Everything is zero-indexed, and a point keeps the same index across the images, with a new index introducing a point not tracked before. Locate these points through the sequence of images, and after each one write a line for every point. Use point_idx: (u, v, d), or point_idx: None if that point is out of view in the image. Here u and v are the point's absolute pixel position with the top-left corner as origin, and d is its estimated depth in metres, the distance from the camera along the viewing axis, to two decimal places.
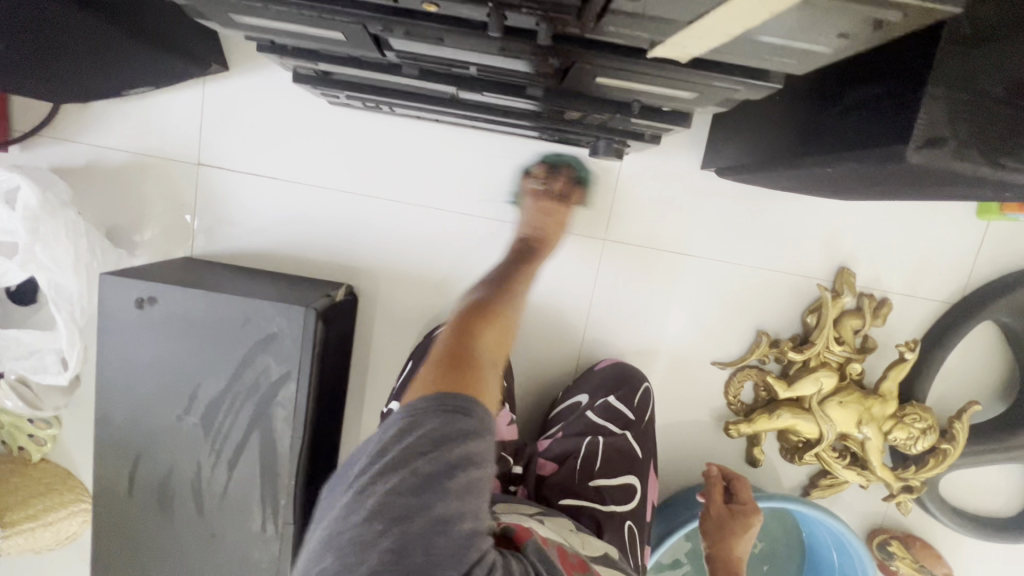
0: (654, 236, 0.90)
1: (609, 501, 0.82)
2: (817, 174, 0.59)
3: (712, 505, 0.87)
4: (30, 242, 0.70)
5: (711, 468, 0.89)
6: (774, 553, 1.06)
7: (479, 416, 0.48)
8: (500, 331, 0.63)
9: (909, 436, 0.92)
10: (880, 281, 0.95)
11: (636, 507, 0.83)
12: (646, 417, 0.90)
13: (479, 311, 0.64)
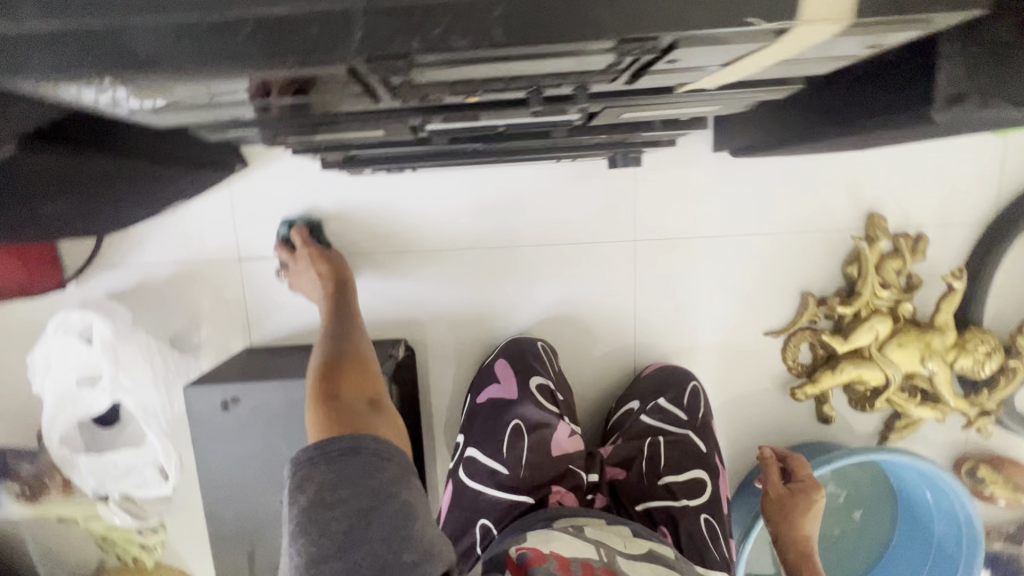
0: (681, 226, 0.92)
1: (686, 497, 0.83)
2: (839, 142, 0.61)
3: (773, 487, 0.89)
4: (114, 371, 0.76)
5: (768, 450, 0.93)
6: (858, 502, 1.07)
7: (374, 451, 0.49)
8: (363, 377, 0.62)
9: (976, 362, 0.93)
10: (911, 218, 0.95)
11: (710, 499, 0.84)
12: (699, 414, 0.93)
13: (346, 359, 0.64)
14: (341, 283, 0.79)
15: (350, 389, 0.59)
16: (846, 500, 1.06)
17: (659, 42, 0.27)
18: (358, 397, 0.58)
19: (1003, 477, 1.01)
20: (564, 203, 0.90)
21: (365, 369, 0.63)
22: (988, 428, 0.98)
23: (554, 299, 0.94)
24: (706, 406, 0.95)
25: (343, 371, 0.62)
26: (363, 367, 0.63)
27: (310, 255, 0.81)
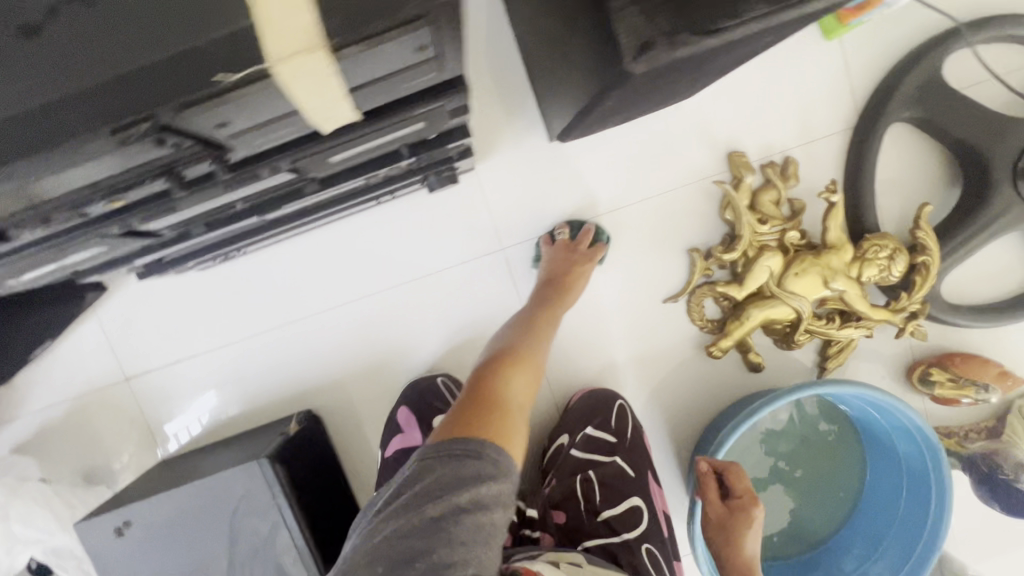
0: (546, 222, 0.91)
1: (624, 533, 0.77)
2: (611, 108, 0.60)
3: (711, 507, 0.85)
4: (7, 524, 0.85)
5: (703, 464, 0.86)
6: (828, 444, 1.02)
7: (495, 458, 0.51)
8: (533, 365, 0.66)
9: (881, 269, 0.89)
10: (775, 145, 0.93)
11: (649, 528, 0.78)
12: (630, 432, 0.83)
13: (522, 354, 0.67)
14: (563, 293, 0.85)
15: (520, 379, 0.62)
16: (812, 445, 1.03)
17: (151, 122, 0.27)
18: (525, 388, 0.62)
19: (955, 376, 0.94)
20: (421, 234, 0.89)
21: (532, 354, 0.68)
22: (919, 330, 0.93)
23: (445, 328, 0.92)
24: (636, 420, 0.84)
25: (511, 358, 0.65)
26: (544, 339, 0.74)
27: (586, 254, 0.88)
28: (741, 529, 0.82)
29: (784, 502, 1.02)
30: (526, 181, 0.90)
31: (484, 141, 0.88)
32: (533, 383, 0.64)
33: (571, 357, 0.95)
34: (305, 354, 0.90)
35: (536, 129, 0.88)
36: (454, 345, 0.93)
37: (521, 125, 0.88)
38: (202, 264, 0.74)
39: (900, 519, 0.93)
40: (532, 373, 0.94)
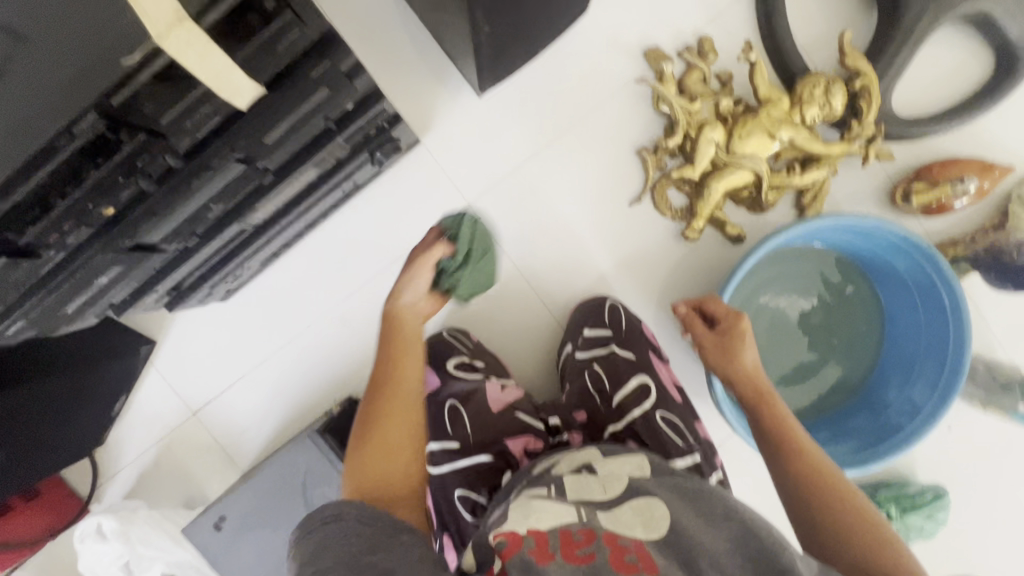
0: (499, 168, 0.99)
1: (640, 409, 0.78)
2: (494, 32, 0.68)
3: (706, 344, 0.73)
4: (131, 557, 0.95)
5: (681, 308, 0.78)
6: (847, 295, 1.01)
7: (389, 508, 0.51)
8: (377, 474, 0.54)
9: (822, 105, 0.92)
10: (686, 29, 0.97)
11: (661, 398, 0.80)
12: (624, 324, 0.89)
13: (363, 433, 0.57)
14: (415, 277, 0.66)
15: (367, 449, 0.56)
16: (832, 301, 1.01)
17: (83, 120, 0.41)
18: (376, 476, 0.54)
19: (932, 183, 0.95)
20: (394, 213, 0.99)
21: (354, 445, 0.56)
22: (883, 151, 0.95)
23: (442, 290, 1.01)
24: (631, 316, 0.90)
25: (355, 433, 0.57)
26: (370, 421, 0.57)
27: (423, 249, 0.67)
28: (742, 354, 0.70)
29: (815, 366, 1.01)
30: (469, 140, 0.98)
31: (421, 117, 0.97)
32: (396, 448, 0.56)
33: (560, 282, 1.00)
34: (330, 350, 1.01)
35: (463, 92, 0.97)
36: (452, 303, 1.01)
37: (449, 92, 0.97)
38: (217, 288, 0.87)
39: (923, 343, 0.94)
40: (529, 308, 1.01)
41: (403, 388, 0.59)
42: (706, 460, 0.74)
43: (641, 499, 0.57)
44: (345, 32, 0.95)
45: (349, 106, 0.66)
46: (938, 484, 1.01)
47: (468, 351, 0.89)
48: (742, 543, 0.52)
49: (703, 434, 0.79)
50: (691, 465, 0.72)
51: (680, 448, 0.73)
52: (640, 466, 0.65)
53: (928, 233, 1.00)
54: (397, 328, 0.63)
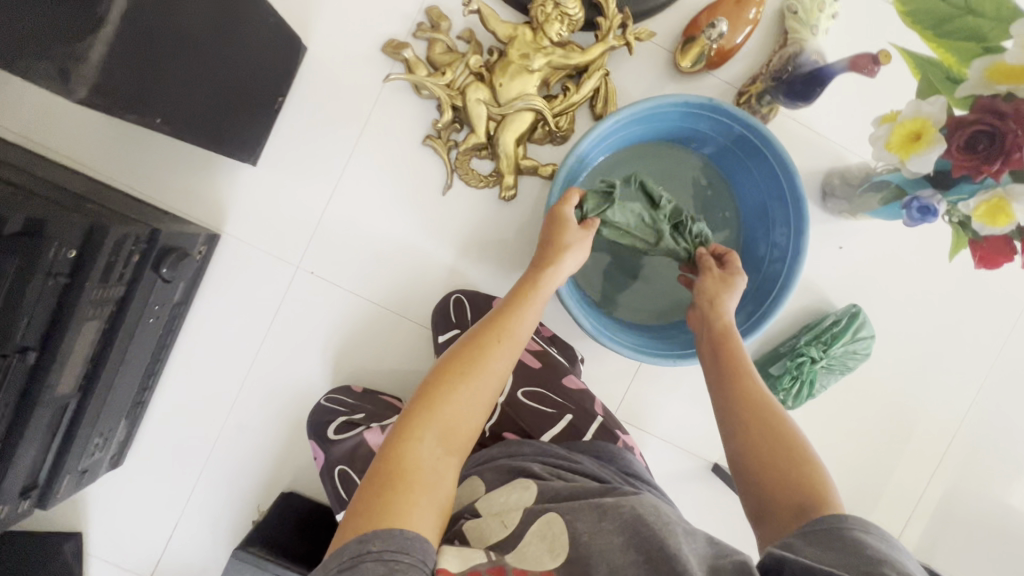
0: (307, 219, 0.97)
1: (503, 396, 0.74)
2: (174, 112, 0.67)
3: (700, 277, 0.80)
4: None
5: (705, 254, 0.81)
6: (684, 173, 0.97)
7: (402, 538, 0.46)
8: (447, 431, 0.54)
9: (560, 18, 0.90)
10: (409, 9, 0.96)
11: (521, 373, 0.77)
12: None
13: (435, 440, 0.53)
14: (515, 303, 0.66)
15: (453, 404, 0.55)
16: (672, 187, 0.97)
17: None
18: (442, 442, 0.53)
19: (691, 39, 0.92)
20: (233, 309, 0.98)
21: (450, 389, 0.56)
22: (641, 32, 0.92)
23: (314, 356, 0.99)
24: None
25: (444, 369, 0.57)
26: (460, 377, 0.56)
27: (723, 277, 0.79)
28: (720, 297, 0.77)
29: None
30: (268, 208, 0.97)
31: (214, 210, 0.96)
32: (467, 419, 0.55)
33: (420, 295, 0.99)
34: (242, 462, 0.99)
35: (240, 168, 0.96)
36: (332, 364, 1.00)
37: (224, 175, 0.96)
38: (93, 462, 0.86)
39: (765, 186, 0.92)
40: (404, 331, 1.00)
41: (504, 355, 0.60)
42: (582, 417, 0.74)
43: (538, 519, 0.51)
44: (101, 171, 0.93)
45: (74, 252, 0.66)
46: (851, 304, 1.00)
47: (347, 409, 0.86)
48: (633, 534, 0.48)
49: (575, 387, 0.78)
50: (566, 429, 0.72)
51: (552, 418, 0.72)
52: (526, 486, 0.57)
53: (727, 82, 0.98)
54: (517, 304, 0.65)
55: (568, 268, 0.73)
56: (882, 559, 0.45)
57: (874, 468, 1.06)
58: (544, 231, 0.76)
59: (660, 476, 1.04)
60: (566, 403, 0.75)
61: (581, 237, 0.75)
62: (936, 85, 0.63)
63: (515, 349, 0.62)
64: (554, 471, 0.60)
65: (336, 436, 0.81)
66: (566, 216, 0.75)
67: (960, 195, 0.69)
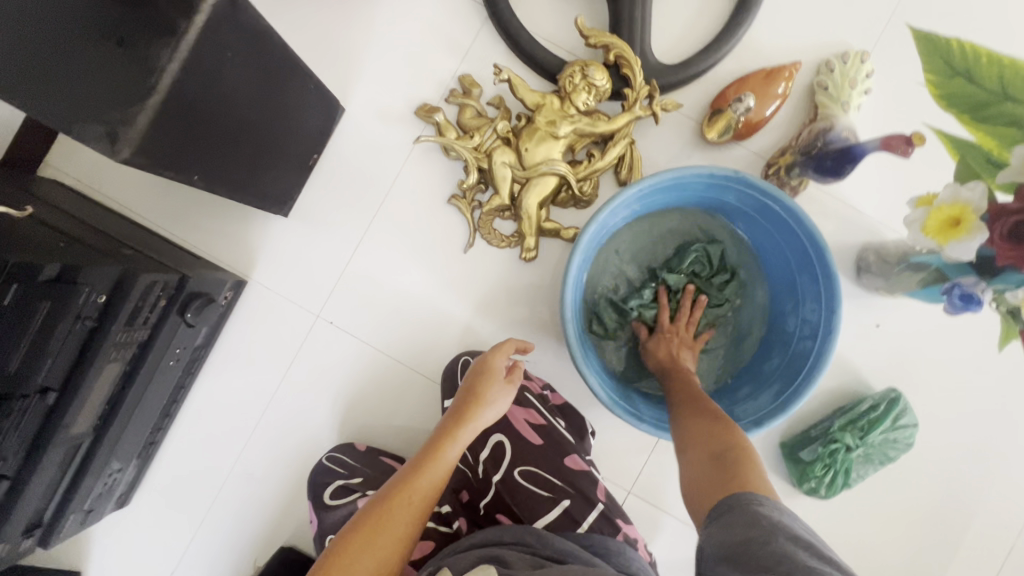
0: (330, 271, 1.00)
1: (498, 473, 0.78)
2: (211, 170, 0.71)
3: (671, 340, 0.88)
4: None
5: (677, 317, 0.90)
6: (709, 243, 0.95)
7: None
8: None
9: (587, 88, 0.92)
10: (444, 78, 1.00)
11: (522, 450, 0.79)
12: None
13: None
14: (426, 452, 0.67)
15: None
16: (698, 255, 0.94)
17: None
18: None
19: (718, 111, 0.93)
20: (252, 354, 0.99)
21: (347, 566, 0.55)
22: (668, 103, 0.93)
23: (325, 407, 0.99)
24: None
25: (345, 541, 0.57)
26: (361, 549, 0.56)
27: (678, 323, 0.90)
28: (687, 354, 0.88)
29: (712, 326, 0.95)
30: (295, 258, 1.00)
31: (244, 257, 1.00)
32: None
33: (435, 350, 0.99)
34: (244, 511, 0.98)
35: (272, 219, 1.00)
36: (341, 416, 0.99)
37: (257, 225, 1.00)
38: (96, 503, 0.86)
39: (794, 259, 0.89)
40: (416, 387, 0.99)
41: (411, 516, 0.60)
42: (580, 504, 0.74)
43: None
44: (146, 216, 0.99)
45: (103, 297, 0.69)
46: (890, 388, 0.94)
47: (346, 472, 0.87)
48: None
49: (577, 467, 0.79)
50: (561, 517, 0.73)
51: (547, 503, 0.74)
52: (487, 570, 0.57)
53: (756, 153, 0.97)
54: (428, 460, 0.65)
55: (491, 415, 0.72)
56: (776, 527, 0.46)
57: (922, 572, 0.96)
58: (471, 376, 0.77)
59: (679, 561, 0.96)
60: (566, 486, 0.76)
61: (502, 385, 0.75)
62: (976, 167, 0.59)
63: (423, 511, 0.61)
64: (525, 560, 0.61)
65: (333, 500, 0.83)
66: (493, 367, 0.77)
67: (1006, 284, 0.64)
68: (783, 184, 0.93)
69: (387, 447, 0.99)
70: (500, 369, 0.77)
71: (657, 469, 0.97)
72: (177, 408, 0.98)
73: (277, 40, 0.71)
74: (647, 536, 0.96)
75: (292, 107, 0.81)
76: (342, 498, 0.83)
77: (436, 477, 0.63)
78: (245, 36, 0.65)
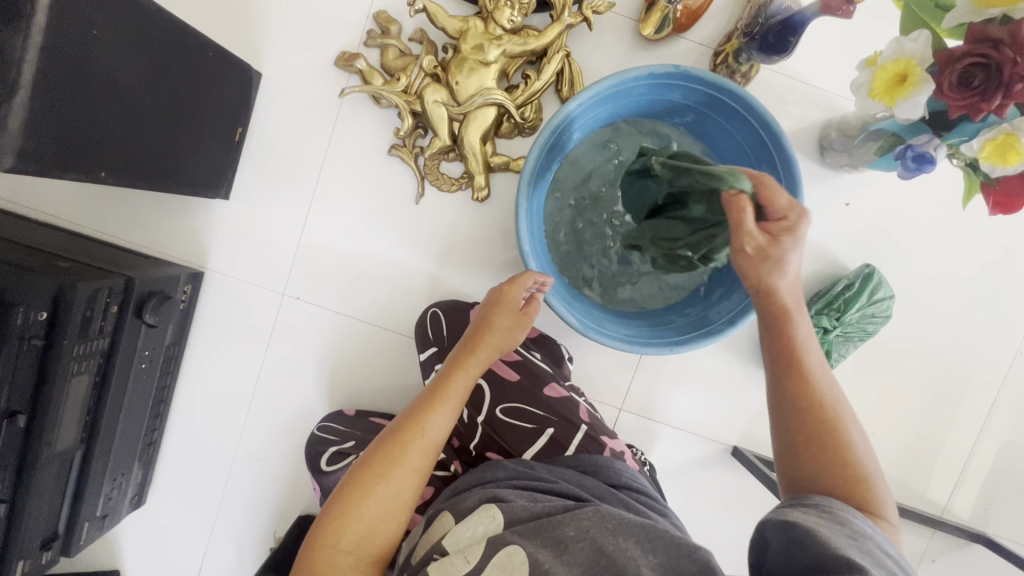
0: (284, 245, 0.97)
1: (481, 415, 0.79)
2: (121, 159, 0.67)
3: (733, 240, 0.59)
4: None
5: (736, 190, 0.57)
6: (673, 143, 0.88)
7: None
8: (365, 532, 0.57)
9: (510, 2, 0.85)
10: (358, 19, 0.93)
11: (499, 391, 0.80)
12: (445, 331, 0.88)
13: (363, 532, 0.57)
14: (437, 385, 0.66)
15: (368, 509, 0.57)
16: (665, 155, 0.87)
17: None
18: (361, 544, 0.57)
19: (653, 3, 0.86)
20: (226, 342, 0.99)
21: (366, 494, 0.57)
22: (599, 4, 0.86)
23: (309, 381, 0.99)
24: (453, 318, 0.90)
25: (362, 470, 0.59)
26: (379, 478, 0.58)
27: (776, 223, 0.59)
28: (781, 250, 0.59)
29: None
30: (246, 241, 0.97)
31: (195, 248, 0.97)
32: (386, 521, 0.58)
33: (407, 307, 0.98)
34: (256, 491, 1.01)
35: (214, 204, 0.96)
36: (327, 387, 0.99)
37: (198, 213, 0.96)
38: (108, 507, 0.89)
39: (751, 148, 0.84)
40: (397, 346, 0.99)
41: (426, 447, 0.61)
42: (566, 429, 0.75)
43: (502, 551, 0.54)
44: (82, 223, 0.95)
45: (44, 314, 0.68)
46: (864, 265, 0.92)
47: (338, 438, 0.89)
48: (594, 563, 0.53)
49: (557, 395, 0.80)
50: (549, 444, 0.74)
51: (533, 433, 0.75)
52: (490, 513, 0.59)
53: (700, 43, 0.91)
54: (441, 391, 0.64)
55: (501, 350, 0.72)
56: (863, 534, 0.48)
57: (912, 434, 0.99)
58: (484, 306, 0.76)
59: (676, 464, 1.00)
60: (550, 416, 0.77)
61: (516, 318, 0.73)
62: (923, 17, 0.59)
63: (437, 442, 0.62)
64: (524, 493, 0.62)
65: (329, 466, 0.85)
66: (507, 298, 0.74)
67: (962, 136, 0.62)
68: (733, 73, 0.88)
69: (380, 408, 1.00)
70: (514, 300, 0.74)
71: (645, 383, 0.99)
72: (168, 407, 0.99)
73: (154, 6, 0.65)
74: (643, 447, 0.99)
75: (198, 80, 0.76)
76: (337, 463, 0.85)
77: (448, 413, 0.63)
78: (113, 8, 0.59)
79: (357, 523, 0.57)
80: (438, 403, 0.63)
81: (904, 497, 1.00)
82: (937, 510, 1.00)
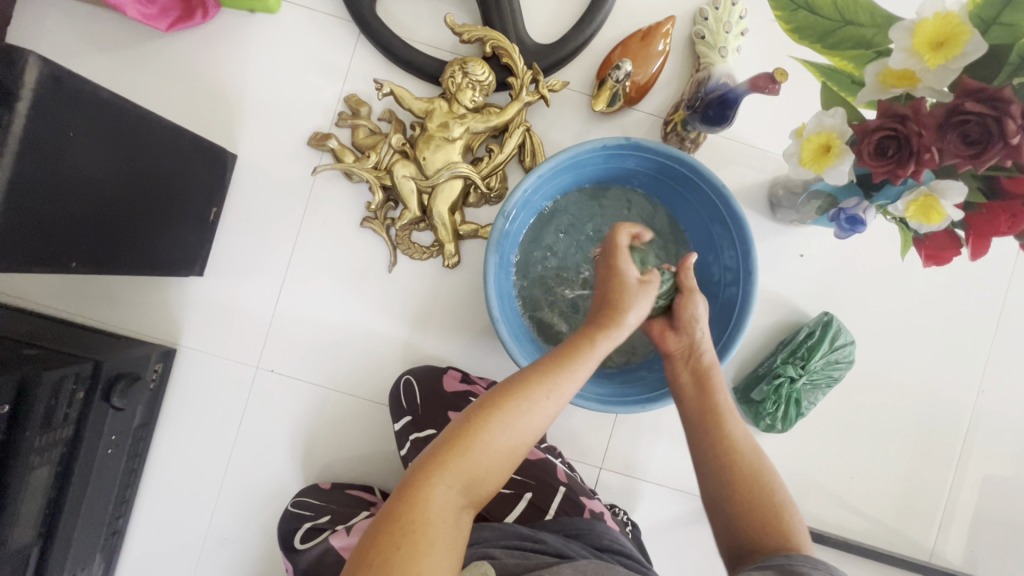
0: (256, 319, 0.98)
1: None
2: (94, 246, 0.70)
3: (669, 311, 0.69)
4: None
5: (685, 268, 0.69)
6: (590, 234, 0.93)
7: None
8: (474, 479, 0.50)
9: (472, 85, 0.91)
10: (329, 104, 0.98)
11: None
12: (418, 400, 0.90)
13: (469, 481, 0.50)
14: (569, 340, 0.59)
15: (484, 456, 0.50)
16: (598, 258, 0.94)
17: None
18: (465, 494, 0.50)
19: (603, 82, 0.92)
20: (199, 418, 0.97)
21: (484, 438, 0.50)
22: (554, 83, 0.92)
23: (282, 457, 0.97)
24: (426, 386, 0.91)
25: (488, 407, 0.52)
26: (499, 425, 0.51)
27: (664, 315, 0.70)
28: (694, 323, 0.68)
29: None
30: (219, 315, 0.97)
31: (167, 326, 0.97)
32: (494, 473, 0.51)
33: (381, 375, 0.98)
34: None
35: (188, 281, 0.97)
36: (301, 461, 0.97)
37: (172, 291, 0.97)
38: None
39: (704, 209, 0.90)
40: (372, 414, 0.98)
41: (547, 409, 0.54)
42: (543, 492, 0.77)
43: None
44: (55, 306, 0.96)
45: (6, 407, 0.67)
46: (823, 312, 0.96)
47: (312, 513, 0.87)
48: None
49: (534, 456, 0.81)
50: (528, 509, 0.75)
51: (512, 499, 0.76)
52: (483, 567, 0.56)
53: (651, 113, 0.98)
54: (570, 354, 0.57)
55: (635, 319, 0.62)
56: None
57: (890, 477, 1.00)
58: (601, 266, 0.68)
59: (662, 521, 0.99)
60: (527, 480, 0.78)
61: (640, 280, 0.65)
62: (841, 91, 0.65)
63: (560, 402, 0.55)
64: (512, 551, 0.61)
65: (303, 544, 0.83)
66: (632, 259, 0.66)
67: (887, 199, 0.67)
68: (683, 140, 0.94)
69: (355, 479, 0.98)
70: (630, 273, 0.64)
71: (624, 440, 0.99)
72: (135, 490, 0.96)
73: (129, 104, 0.69)
74: (627, 505, 0.98)
75: (173, 168, 0.79)
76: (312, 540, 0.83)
77: (577, 370, 0.57)
78: (89, 110, 0.63)
79: (465, 473, 0.50)
80: (573, 359, 0.57)
81: (889, 542, 1.00)
82: (926, 555, 0.99)
